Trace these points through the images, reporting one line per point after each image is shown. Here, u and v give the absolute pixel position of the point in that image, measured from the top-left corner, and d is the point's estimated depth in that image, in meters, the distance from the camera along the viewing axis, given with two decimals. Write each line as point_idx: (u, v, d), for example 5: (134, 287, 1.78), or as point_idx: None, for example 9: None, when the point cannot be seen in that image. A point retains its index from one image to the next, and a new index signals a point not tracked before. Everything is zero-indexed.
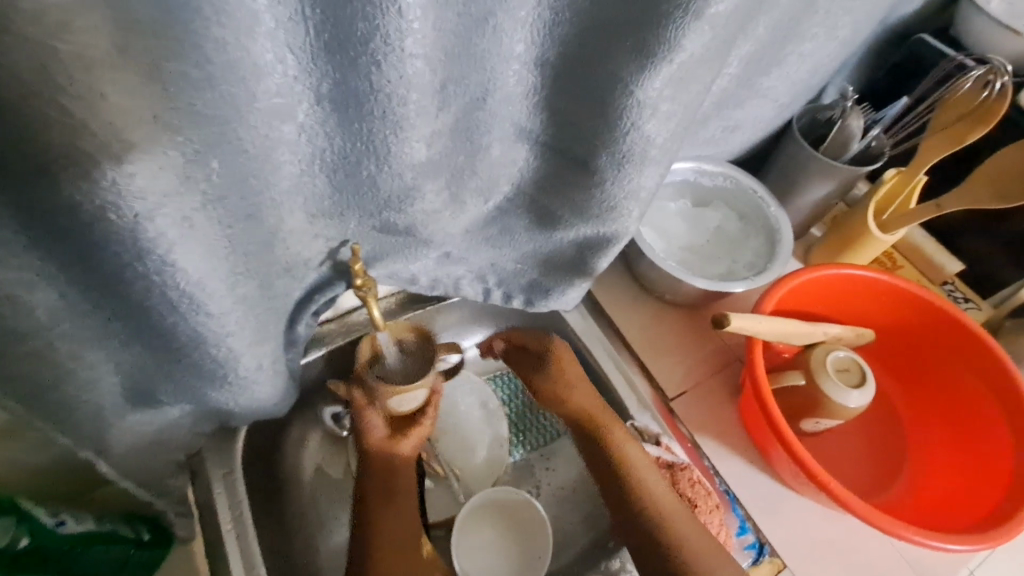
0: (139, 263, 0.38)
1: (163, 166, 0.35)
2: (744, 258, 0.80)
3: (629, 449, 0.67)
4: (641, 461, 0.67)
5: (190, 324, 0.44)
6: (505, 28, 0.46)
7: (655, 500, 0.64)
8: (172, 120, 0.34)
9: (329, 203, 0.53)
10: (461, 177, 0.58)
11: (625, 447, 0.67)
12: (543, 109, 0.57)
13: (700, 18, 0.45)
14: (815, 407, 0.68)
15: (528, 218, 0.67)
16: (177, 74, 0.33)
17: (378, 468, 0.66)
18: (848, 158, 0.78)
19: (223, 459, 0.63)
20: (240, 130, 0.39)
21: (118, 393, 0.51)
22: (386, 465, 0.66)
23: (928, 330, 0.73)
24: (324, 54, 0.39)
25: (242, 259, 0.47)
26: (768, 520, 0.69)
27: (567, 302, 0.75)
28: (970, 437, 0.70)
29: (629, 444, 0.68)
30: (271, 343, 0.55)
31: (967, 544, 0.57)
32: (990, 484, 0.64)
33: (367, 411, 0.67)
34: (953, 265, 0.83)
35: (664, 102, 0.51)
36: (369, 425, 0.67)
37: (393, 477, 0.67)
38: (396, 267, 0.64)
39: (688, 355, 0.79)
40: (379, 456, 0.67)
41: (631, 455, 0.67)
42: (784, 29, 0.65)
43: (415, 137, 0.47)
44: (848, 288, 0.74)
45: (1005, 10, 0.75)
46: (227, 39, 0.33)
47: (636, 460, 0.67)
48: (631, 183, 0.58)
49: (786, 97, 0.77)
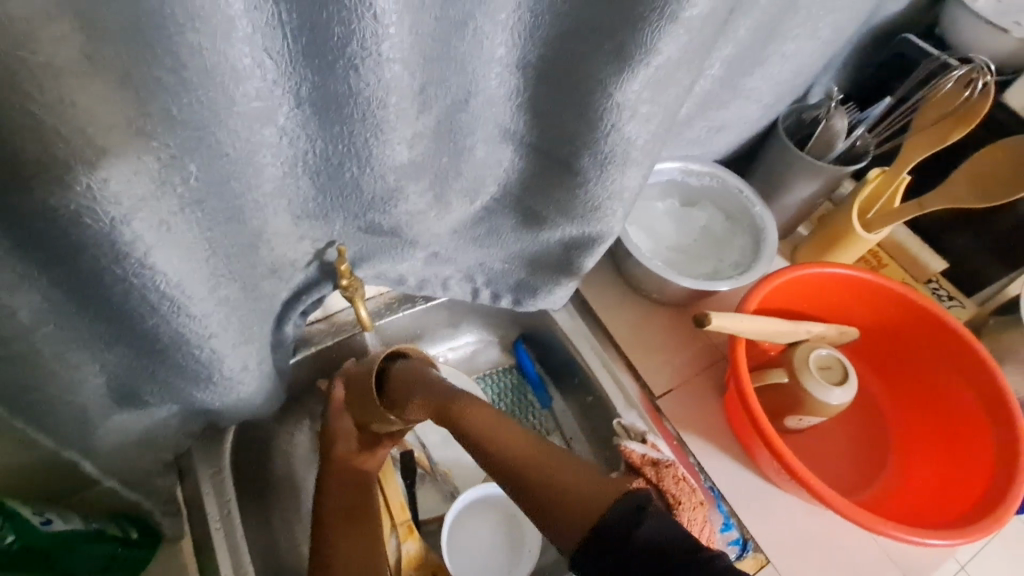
0: (117, 266, 0.38)
1: (138, 171, 0.36)
2: (730, 257, 0.80)
3: (467, 420, 0.62)
4: (484, 429, 0.61)
5: (171, 325, 0.45)
6: (485, 31, 0.47)
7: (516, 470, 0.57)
8: (146, 126, 0.35)
9: (314, 204, 0.54)
10: (446, 178, 0.58)
11: (469, 419, 0.62)
12: (526, 110, 0.57)
13: (675, 21, 0.46)
14: (797, 406, 0.69)
15: (515, 219, 0.68)
16: (151, 80, 0.33)
17: (343, 480, 0.65)
18: (833, 157, 0.79)
19: (211, 459, 0.64)
20: (219, 135, 0.39)
21: (103, 394, 0.52)
22: (352, 482, 0.66)
23: (909, 327, 0.74)
24: (302, 59, 0.40)
25: (224, 261, 0.47)
26: (753, 517, 0.70)
27: (554, 301, 0.76)
28: (954, 433, 0.71)
29: (472, 416, 0.62)
30: (256, 343, 0.55)
31: (946, 539, 0.58)
32: (971, 481, 0.65)
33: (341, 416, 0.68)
34: (936, 264, 0.83)
35: (643, 104, 0.52)
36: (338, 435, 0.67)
37: (354, 492, 0.65)
38: (383, 268, 0.65)
39: (675, 354, 0.79)
40: (344, 469, 0.66)
41: (479, 421, 0.62)
42: (764, 30, 0.65)
43: (396, 140, 0.47)
44: (833, 287, 0.74)
45: (989, 11, 0.75)
46: (202, 45, 0.33)
47: (484, 433, 0.61)
48: (613, 183, 0.59)
49: (770, 98, 0.78)
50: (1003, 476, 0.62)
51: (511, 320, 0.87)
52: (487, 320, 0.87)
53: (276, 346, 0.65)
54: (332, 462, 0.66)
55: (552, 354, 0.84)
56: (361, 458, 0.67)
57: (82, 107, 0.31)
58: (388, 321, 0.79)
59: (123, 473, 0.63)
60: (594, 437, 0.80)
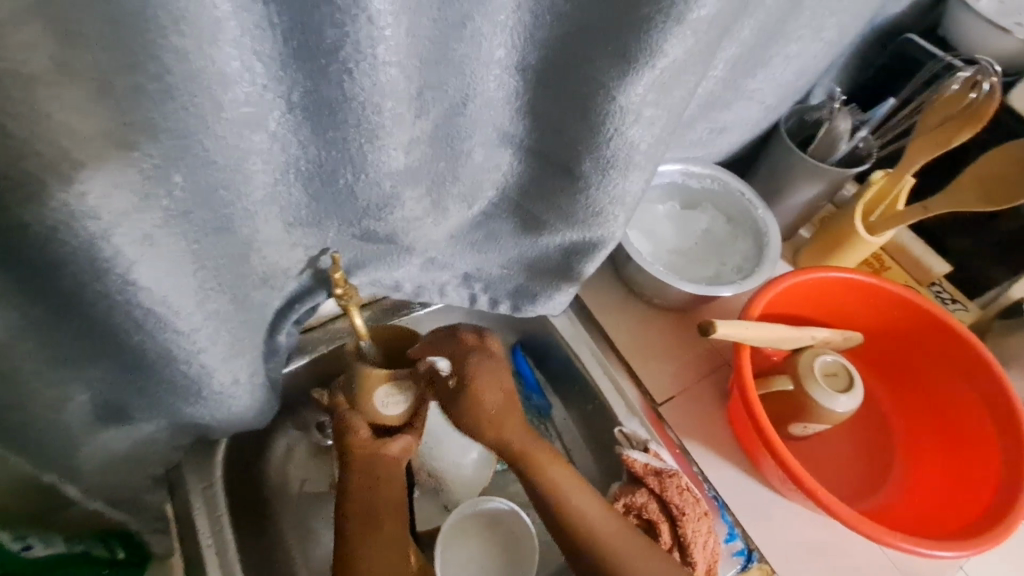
0: (99, 282, 0.37)
1: (119, 184, 0.34)
2: (732, 261, 0.79)
3: (588, 508, 0.59)
4: (604, 525, 0.58)
5: (158, 341, 0.43)
6: (484, 32, 0.45)
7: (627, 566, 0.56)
8: (127, 136, 0.33)
9: (306, 211, 0.51)
10: (443, 183, 0.56)
11: (581, 505, 0.59)
12: (526, 114, 0.56)
13: (682, 23, 0.44)
14: (802, 412, 0.67)
15: (514, 223, 0.66)
16: (131, 88, 0.31)
17: (363, 469, 0.59)
18: (836, 159, 0.77)
19: (203, 471, 0.62)
20: (206, 142, 0.37)
21: (88, 410, 0.50)
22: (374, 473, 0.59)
23: (914, 331, 0.73)
24: (293, 62, 0.38)
25: (214, 272, 0.45)
26: (757, 525, 0.69)
27: (555, 307, 0.74)
28: (960, 441, 0.70)
29: (587, 502, 0.59)
30: (248, 356, 0.53)
31: (954, 550, 0.57)
32: (977, 490, 0.64)
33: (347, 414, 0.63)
34: (941, 267, 0.82)
35: (648, 107, 0.50)
36: (353, 424, 0.62)
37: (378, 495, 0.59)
38: (379, 275, 0.63)
39: (676, 358, 0.78)
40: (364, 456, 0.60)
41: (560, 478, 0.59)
42: (769, 30, 0.64)
43: (392, 145, 0.46)
44: (837, 290, 0.73)
45: (993, 11, 0.74)
46: (188, 49, 0.32)
47: (602, 525, 0.58)
48: (616, 188, 0.57)
49: (772, 99, 0.77)
50: (1011, 486, 0.61)
51: (509, 325, 0.86)
52: (485, 325, 0.86)
53: (269, 357, 0.63)
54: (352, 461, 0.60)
55: (552, 360, 0.83)
56: (381, 442, 0.61)
57: (55, 117, 0.30)
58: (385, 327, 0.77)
59: (109, 490, 0.61)
60: (595, 444, 0.78)
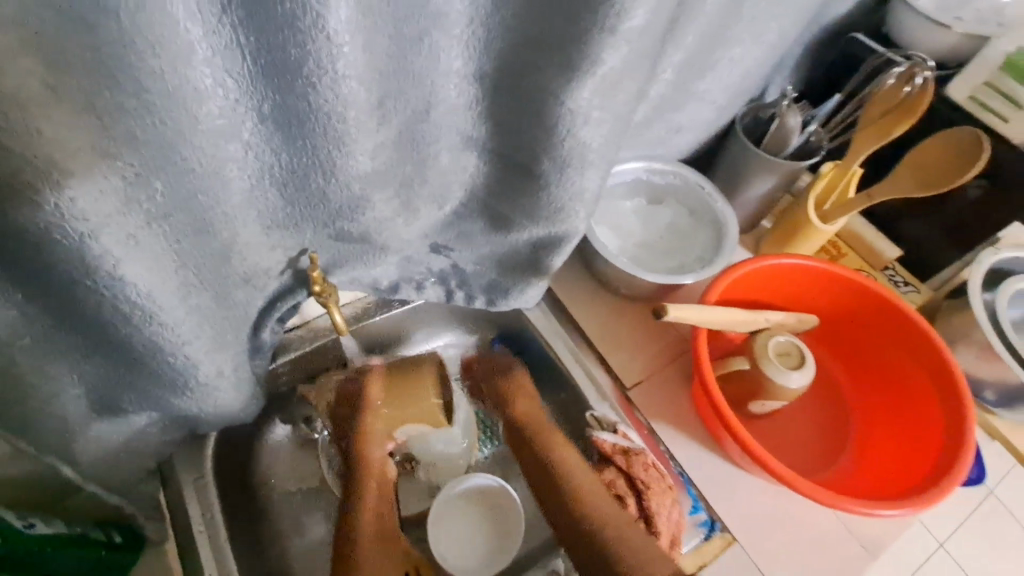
0: (88, 280, 0.41)
1: (104, 190, 0.38)
2: (693, 252, 0.84)
3: (575, 474, 0.69)
4: (589, 483, 0.69)
5: (145, 334, 0.47)
6: (440, 44, 0.49)
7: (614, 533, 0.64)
8: (111, 148, 0.37)
9: (283, 215, 0.55)
10: (412, 186, 0.61)
11: (574, 473, 0.70)
12: (486, 118, 0.60)
13: (615, 34, 0.49)
14: (759, 391, 0.72)
15: (483, 222, 0.71)
16: (113, 105, 0.35)
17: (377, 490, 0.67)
18: (788, 153, 0.83)
19: (193, 467, 0.66)
20: (185, 152, 0.41)
21: (84, 404, 0.54)
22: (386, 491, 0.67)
23: (863, 313, 0.78)
24: (262, 78, 0.42)
25: (195, 272, 0.49)
26: (721, 500, 0.73)
27: (526, 301, 0.78)
28: (908, 416, 0.74)
29: (580, 473, 0.69)
30: (232, 351, 0.57)
31: (895, 508, 0.61)
32: (920, 459, 0.68)
33: (371, 422, 0.69)
34: (891, 251, 0.87)
35: (595, 110, 0.55)
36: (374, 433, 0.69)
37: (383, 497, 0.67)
38: (357, 273, 0.67)
39: (644, 346, 0.82)
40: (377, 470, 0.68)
41: (563, 455, 0.71)
42: (713, 36, 0.68)
43: (358, 152, 0.50)
44: (787, 276, 0.78)
45: (931, 8, 0.79)
46: (163, 69, 0.35)
47: (586, 489, 0.68)
48: (573, 185, 0.62)
49: (724, 99, 0.81)
50: (949, 451, 0.65)
51: (488, 321, 0.91)
52: (464, 320, 0.90)
53: (255, 353, 0.66)
54: (366, 469, 0.67)
55: (528, 353, 0.88)
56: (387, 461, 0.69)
57: (47, 134, 0.34)
58: (367, 325, 0.81)
59: (107, 481, 0.65)
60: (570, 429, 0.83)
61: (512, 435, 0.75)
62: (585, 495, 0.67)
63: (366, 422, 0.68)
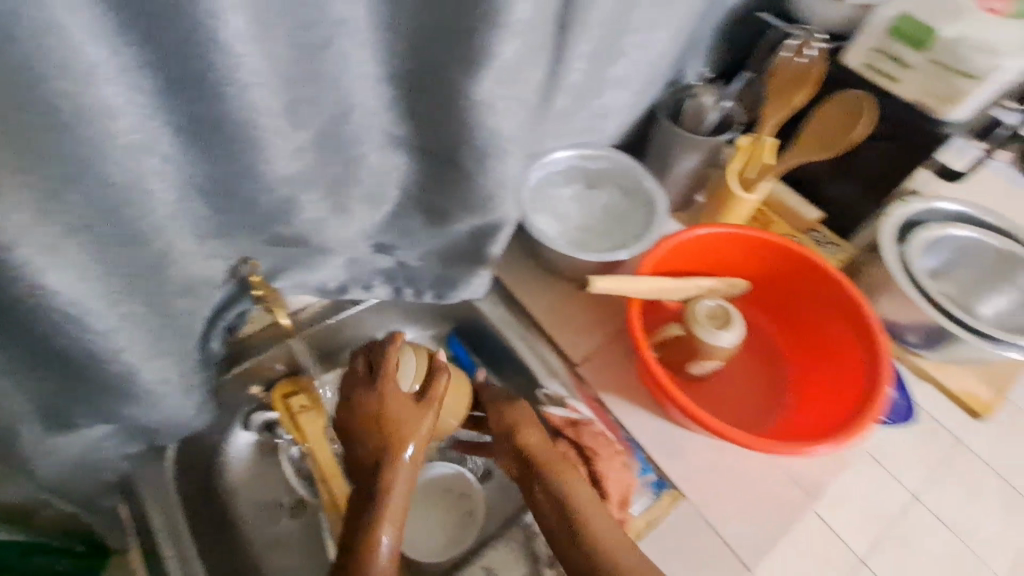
0: (13, 290, 0.43)
1: (19, 202, 0.41)
2: (630, 231, 0.88)
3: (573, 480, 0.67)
4: (580, 488, 0.66)
5: (80, 341, 0.49)
6: (348, 50, 0.52)
7: (600, 532, 0.62)
8: (21, 163, 0.40)
9: (215, 223, 0.58)
10: (344, 187, 0.64)
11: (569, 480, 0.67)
12: (405, 117, 0.63)
13: (505, 27, 0.53)
14: (696, 352, 0.75)
15: (421, 218, 0.74)
16: (20, 123, 0.38)
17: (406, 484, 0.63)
18: (705, 129, 0.88)
19: (155, 477, 0.69)
20: (103, 165, 0.43)
21: (34, 419, 0.57)
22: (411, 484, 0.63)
23: (787, 272, 0.83)
24: (172, 92, 0.45)
25: (126, 280, 0.51)
26: (671, 459, 0.76)
27: (473, 291, 0.82)
28: (835, 365, 0.79)
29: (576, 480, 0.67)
30: (176, 356, 0.60)
31: (824, 446, 0.65)
32: (846, 403, 0.73)
33: (425, 411, 0.67)
34: (812, 214, 0.94)
35: (501, 99, 0.59)
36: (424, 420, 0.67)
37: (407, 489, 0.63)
38: (301, 277, 0.70)
39: (591, 323, 0.86)
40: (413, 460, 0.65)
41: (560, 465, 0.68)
42: (615, 25, 0.73)
43: (276, 155, 0.54)
44: (714, 244, 0.82)
45: None
46: (68, 88, 0.38)
47: (581, 497, 0.65)
48: (495, 172, 0.65)
49: (639, 85, 0.86)
50: (870, 391, 0.70)
51: (443, 316, 0.94)
52: (420, 317, 0.93)
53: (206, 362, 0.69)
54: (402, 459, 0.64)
55: (483, 342, 0.91)
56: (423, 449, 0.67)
57: None
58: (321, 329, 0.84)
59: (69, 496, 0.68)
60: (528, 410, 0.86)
61: (513, 461, 0.72)
62: (577, 504, 0.65)
63: (424, 407, 0.68)
